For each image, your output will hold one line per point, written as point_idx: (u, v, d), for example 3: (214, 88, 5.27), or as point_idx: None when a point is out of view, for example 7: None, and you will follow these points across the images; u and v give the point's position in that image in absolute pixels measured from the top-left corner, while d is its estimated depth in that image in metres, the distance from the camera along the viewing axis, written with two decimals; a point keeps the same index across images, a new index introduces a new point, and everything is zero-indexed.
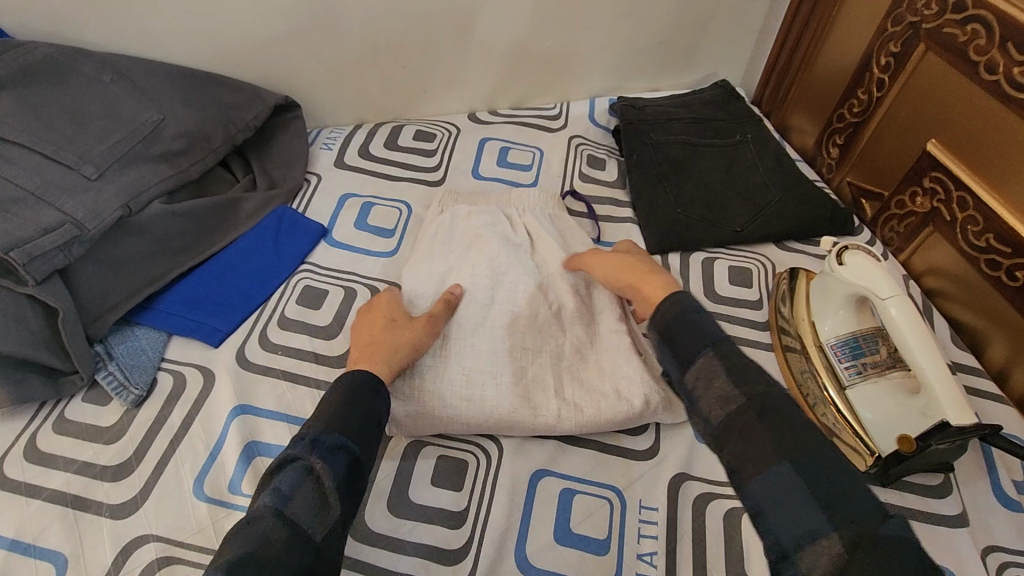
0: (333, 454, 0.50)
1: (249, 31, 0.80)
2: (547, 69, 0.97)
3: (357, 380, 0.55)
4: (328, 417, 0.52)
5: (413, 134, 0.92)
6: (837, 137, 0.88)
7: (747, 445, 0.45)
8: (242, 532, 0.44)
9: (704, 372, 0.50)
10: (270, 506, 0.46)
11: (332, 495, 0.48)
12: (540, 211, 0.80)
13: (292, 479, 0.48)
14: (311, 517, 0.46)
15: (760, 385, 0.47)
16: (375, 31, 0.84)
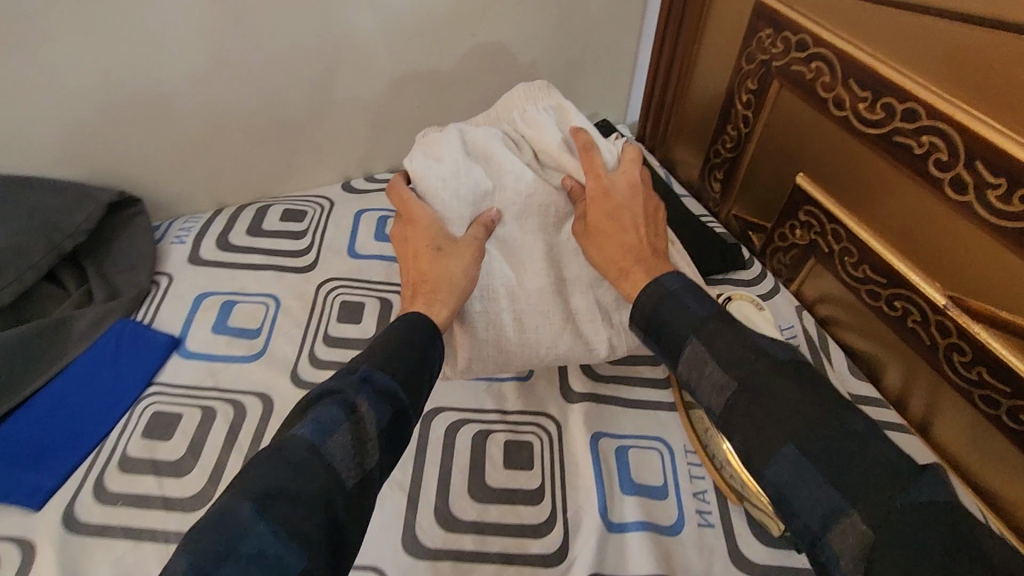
0: (378, 400, 0.48)
1: (65, 129, 0.72)
2: (422, 128, 0.92)
3: (407, 322, 0.55)
4: (377, 361, 0.50)
5: (279, 214, 0.85)
6: (717, 172, 0.88)
7: (753, 433, 0.44)
8: (269, 455, 0.42)
9: (696, 360, 0.49)
10: (305, 435, 0.43)
11: (372, 441, 0.46)
12: (535, 108, 0.70)
13: (333, 414, 0.45)
14: (349, 456, 0.44)
15: (745, 364, 0.46)
16: (213, 112, 0.77)
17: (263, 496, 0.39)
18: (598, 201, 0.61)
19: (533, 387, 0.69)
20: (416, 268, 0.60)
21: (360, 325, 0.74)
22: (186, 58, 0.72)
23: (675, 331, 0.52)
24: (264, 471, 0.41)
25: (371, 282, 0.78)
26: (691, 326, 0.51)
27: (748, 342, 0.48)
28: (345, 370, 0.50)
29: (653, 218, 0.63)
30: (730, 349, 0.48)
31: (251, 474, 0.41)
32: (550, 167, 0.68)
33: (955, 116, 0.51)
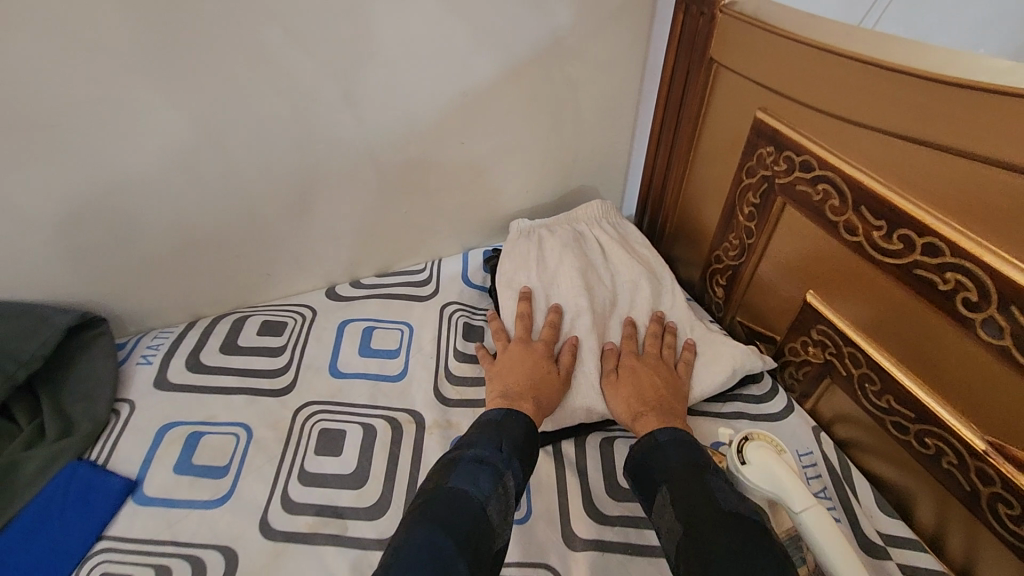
0: (514, 470, 0.57)
1: (27, 252, 0.67)
2: (410, 232, 0.89)
3: (520, 424, 0.61)
4: (512, 442, 0.59)
5: (257, 327, 0.79)
6: (719, 277, 0.84)
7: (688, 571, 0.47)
8: (455, 505, 0.50)
9: (660, 506, 0.55)
10: (474, 493, 0.52)
11: (512, 506, 0.55)
12: (604, 222, 0.89)
13: (489, 479, 0.54)
14: (504, 516, 0.53)
15: (690, 503, 0.51)
16: (189, 230, 0.73)
17: (451, 537, 0.48)
18: (624, 365, 0.71)
19: (532, 530, 0.62)
20: (512, 367, 0.70)
21: (341, 458, 0.67)
22: (162, 183, 0.68)
23: (652, 477, 0.57)
24: (453, 521, 0.49)
25: (354, 405, 0.72)
26: (663, 472, 0.56)
27: (710, 493, 0.52)
28: (489, 439, 0.58)
29: (671, 382, 0.70)
30: (682, 493, 0.53)
31: (440, 518, 0.49)
32: (611, 263, 0.83)
33: (983, 256, 0.48)
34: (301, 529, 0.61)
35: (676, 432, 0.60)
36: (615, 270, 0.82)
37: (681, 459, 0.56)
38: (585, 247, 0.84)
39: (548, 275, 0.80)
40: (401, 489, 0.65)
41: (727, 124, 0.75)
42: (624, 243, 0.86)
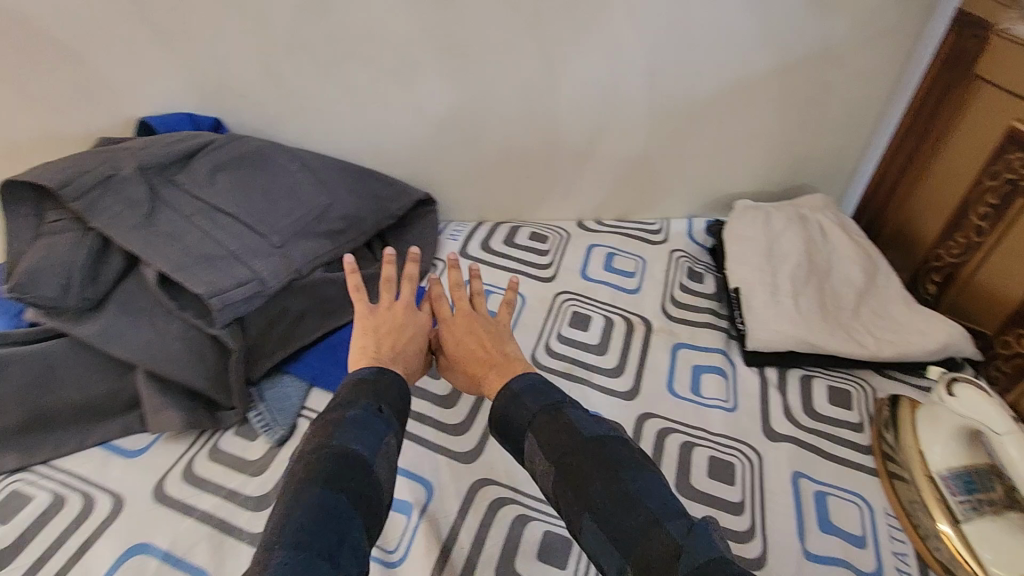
0: (387, 425, 0.57)
1: (408, 141, 0.94)
2: (652, 190, 1.06)
3: (393, 379, 0.61)
4: (372, 398, 0.58)
5: (527, 235, 1.02)
6: (934, 275, 0.92)
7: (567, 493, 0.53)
8: (344, 464, 0.52)
9: (529, 450, 0.58)
10: (361, 452, 0.53)
11: (392, 452, 0.56)
12: (828, 212, 1.00)
13: (371, 442, 0.54)
14: (389, 470, 0.55)
15: (563, 452, 0.55)
16: (508, 150, 0.97)
17: (335, 497, 0.49)
18: (465, 319, 0.70)
19: (738, 420, 0.77)
20: (401, 333, 0.67)
21: (586, 333, 0.87)
22: (508, 114, 0.93)
23: (513, 426, 0.59)
24: (341, 478, 0.50)
25: (597, 301, 0.92)
26: (527, 420, 0.59)
27: (570, 428, 0.56)
28: (368, 399, 0.58)
29: (497, 334, 0.69)
30: (556, 440, 0.56)
31: (340, 474, 0.50)
32: (830, 244, 0.95)
33: None
34: (559, 369, 0.82)
35: (536, 381, 0.62)
36: (834, 251, 0.94)
37: (539, 408, 0.59)
38: (809, 227, 0.97)
39: (772, 234, 0.94)
40: (634, 365, 0.83)
41: (976, 134, 0.84)
42: (845, 230, 0.97)
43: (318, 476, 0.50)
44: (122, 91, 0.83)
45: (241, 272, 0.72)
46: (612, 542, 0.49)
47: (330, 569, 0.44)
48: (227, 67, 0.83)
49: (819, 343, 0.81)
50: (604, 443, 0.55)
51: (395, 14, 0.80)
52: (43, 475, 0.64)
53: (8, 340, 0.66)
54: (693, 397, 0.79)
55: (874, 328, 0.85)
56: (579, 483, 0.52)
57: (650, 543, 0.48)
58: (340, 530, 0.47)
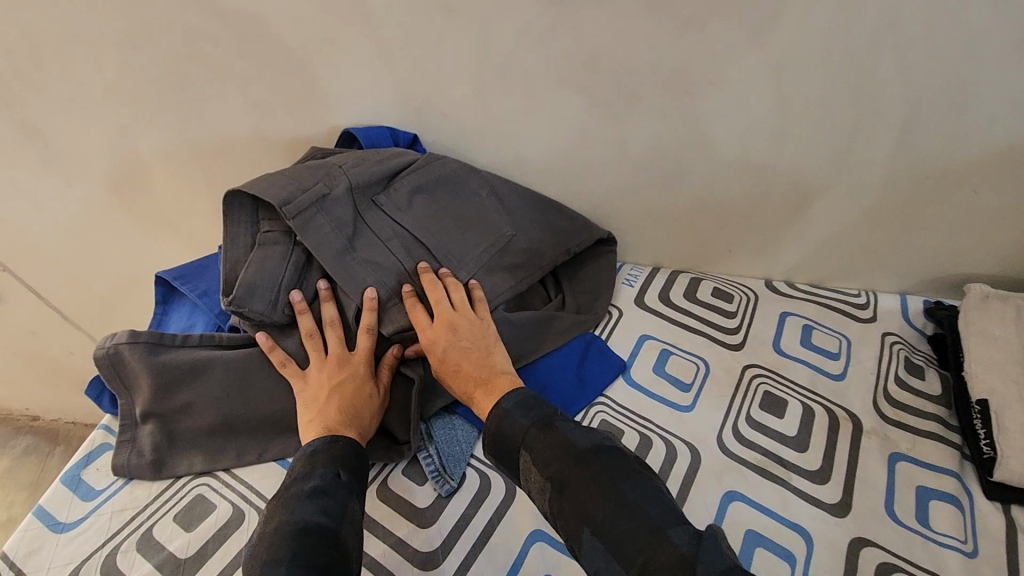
0: (343, 489, 0.55)
1: (598, 175, 0.88)
2: (864, 257, 0.92)
3: (348, 446, 0.59)
4: (324, 461, 0.57)
5: (710, 290, 0.93)
6: None
7: (573, 499, 0.52)
8: (316, 533, 0.50)
9: (525, 467, 0.58)
10: (324, 521, 0.51)
11: (355, 528, 0.53)
12: None
13: (307, 506, 0.52)
14: (356, 537, 0.53)
15: (554, 461, 0.55)
16: (705, 196, 0.88)
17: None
18: (347, 365, 0.66)
19: (980, 569, 0.62)
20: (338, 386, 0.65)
21: (782, 421, 0.75)
22: (715, 158, 0.84)
23: (509, 442, 0.59)
24: (311, 552, 0.48)
25: (795, 383, 0.80)
26: (519, 436, 0.59)
27: (565, 438, 0.56)
28: (322, 464, 0.56)
29: (487, 343, 0.69)
30: (550, 451, 0.56)
31: (302, 541, 0.49)
32: None
33: None
34: (750, 460, 0.71)
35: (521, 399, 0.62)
36: None
37: (529, 421, 0.59)
38: None
39: None
40: (841, 470, 0.70)
41: None
42: None
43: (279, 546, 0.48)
44: (334, 100, 0.84)
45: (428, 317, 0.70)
46: (616, 559, 0.48)
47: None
48: (437, 86, 0.81)
49: None
50: (601, 452, 0.55)
51: (618, 44, 0.74)
52: (225, 484, 0.64)
53: (214, 341, 0.67)
54: (920, 529, 0.65)
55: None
56: (585, 493, 0.52)
57: (653, 549, 0.47)
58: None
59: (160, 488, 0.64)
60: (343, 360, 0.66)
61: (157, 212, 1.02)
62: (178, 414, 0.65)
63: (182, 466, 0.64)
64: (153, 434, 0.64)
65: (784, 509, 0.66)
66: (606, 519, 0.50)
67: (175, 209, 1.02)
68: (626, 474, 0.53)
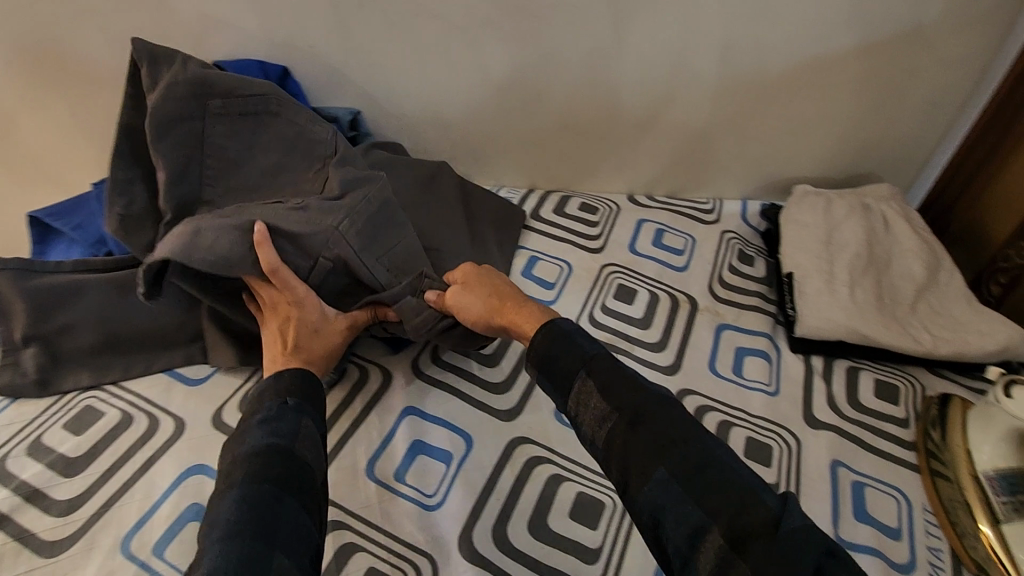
0: (291, 412, 0.59)
1: (466, 100, 0.95)
2: (711, 167, 1.04)
3: (294, 375, 0.63)
4: (280, 393, 0.61)
5: (577, 204, 1.02)
6: (1001, 276, 0.88)
7: (645, 446, 0.52)
8: (276, 461, 0.55)
9: (584, 395, 0.57)
10: (280, 443, 0.56)
11: (311, 441, 0.59)
12: (894, 203, 0.96)
13: (260, 435, 0.56)
14: (316, 452, 0.58)
15: (624, 397, 0.55)
16: (565, 115, 0.97)
17: (266, 499, 0.52)
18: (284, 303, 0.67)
19: (779, 404, 0.76)
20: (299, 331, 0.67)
21: (630, 306, 0.87)
22: (568, 78, 0.92)
23: (559, 369, 0.60)
24: (273, 478, 0.53)
25: (644, 276, 0.91)
26: (579, 364, 0.59)
27: (630, 376, 0.57)
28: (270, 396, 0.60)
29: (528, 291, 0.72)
30: (616, 389, 0.56)
31: (262, 473, 0.53)
32: (894, 233, 0.92)
33: None
34: (600, 339, 0.82)
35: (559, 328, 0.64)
36: (896, 241, 0.91)
37: (593, 352, 0.60)
38: (871, 216, 0.94)
39: (831, 222, 0.92)
40: (676, 341, 0.83)
41: None
42: (912, 224, 0.93)
43: (241, 474, 0.54)
44: (199, 35, 0.86)
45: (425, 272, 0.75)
46: (696, 504, 0.48)
47: (264, 543, 0.49)
48: (299, 17, 0.85)
49: (871, 335, 0.79)
50: (661, 404, 0.54)
51: None
52: (113, 394, 0.69)
53: (89, 267, 0.71)
54: (734, 378, 0.79)
55: (933, 325, 0.82)
56: (662, 433, 0.52)
57: (749, 510, 0.47)
58: (272, 518, 0.50)
59: (47, 404, 0.67)
60: (282, 300, 0.68)
61: (32, 163, 1.01)
62: (60, 336, 0.68)
63: (68, 381, 0.68)
64: (36, 355, 0.68)
65: None
66: (689, 472, 0.50)
67: (49, 159, 1.00)
68: (693, 433, 0.52)
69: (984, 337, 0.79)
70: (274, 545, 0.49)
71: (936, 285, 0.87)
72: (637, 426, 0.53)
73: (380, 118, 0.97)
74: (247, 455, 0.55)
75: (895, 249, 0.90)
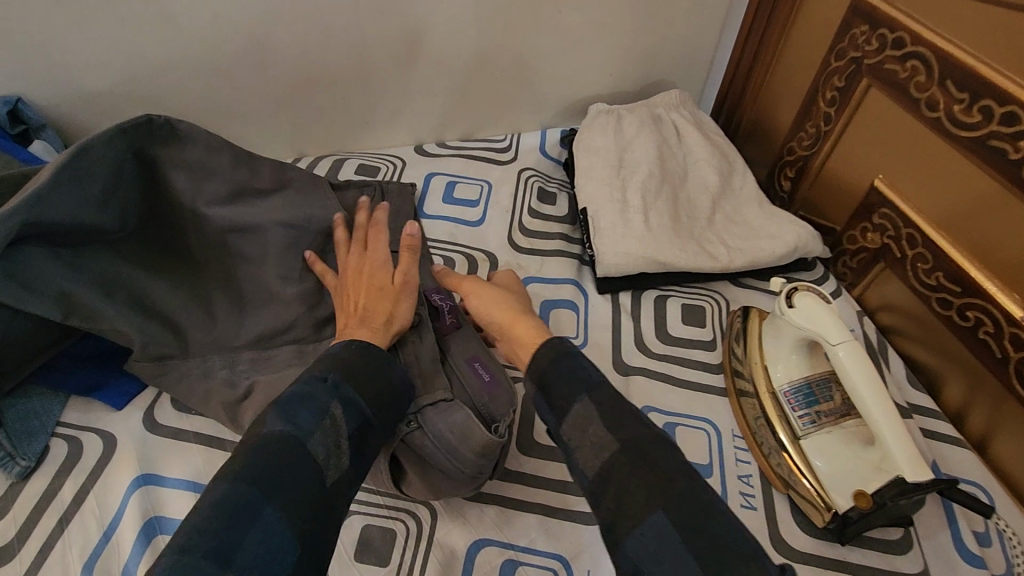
0: (350, 404, 0.49)
1: (171, 62, 0.75)
2: (497, 99, 0.91)
3: (360, 349, 0.54)
4: (342, 373, 0.51)
5: (354, 168, 0.88)
6: (788, 169, 0.86)
7: (632, 491, 0.44)
8: (288, 458, 0.43)
9: (580, 419, 0.49)
10: (291, 432, 0.44)
11: (345, 443, 0.47)
12: (683, 110, 0.91)
13: (312, 416, 0.46)
14: (334, 456, 0.46)
15: (635, 439, 0.46)
16: (307, 63, 0.79)
17: (241, 507, 0.40)
18: (370, 271, 0.63)
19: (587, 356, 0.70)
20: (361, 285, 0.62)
21: None
22: (293, 15, 0.74)
23: (558, 401, 0.51)
24: (269, 486, 0.41)
25: (436, 240, 0.80)
26: (583, 386, 0.51)
27: (638, 416, 0.48)
28: (345, 383, 0.50)
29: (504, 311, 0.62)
30: (623, 420, 0.48)
31: (261, 474, 0.42)
32: (686, 143, 0.88)
33: None
34: None
35: (553, 348, 0.55)
36: (689, 151, 0.87)
37: (587, 385, 0.51)
38: (662, 128, 0.88)
39: (623, 142, 0.85)
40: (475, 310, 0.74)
41: (825, 8, 0.76)
42: (701, 131, 0.89)
43: (240, 467, 0.42)
44: None
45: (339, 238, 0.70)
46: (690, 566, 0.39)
47: (220, 570, 0.37)
48: None
49: (669, 260, 0.74)
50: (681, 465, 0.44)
51: None
52: None
53: None
54: None
55: (729, 236, 0.79)
56: (694, 508, 0.42)
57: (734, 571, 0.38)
58: (241, 531, 0.39)
59: None
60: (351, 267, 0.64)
61: None
62: None
63: None
64: None
65: None
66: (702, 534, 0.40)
67: None
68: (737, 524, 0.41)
69: (777, 238, 0.76)
70: (231, 572, 0.38)
71: (728, 192, 0.84)
72: (637, 463, 0.45)
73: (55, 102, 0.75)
74: (259, 442, 0.44)
75: (689, 160, 0.86)
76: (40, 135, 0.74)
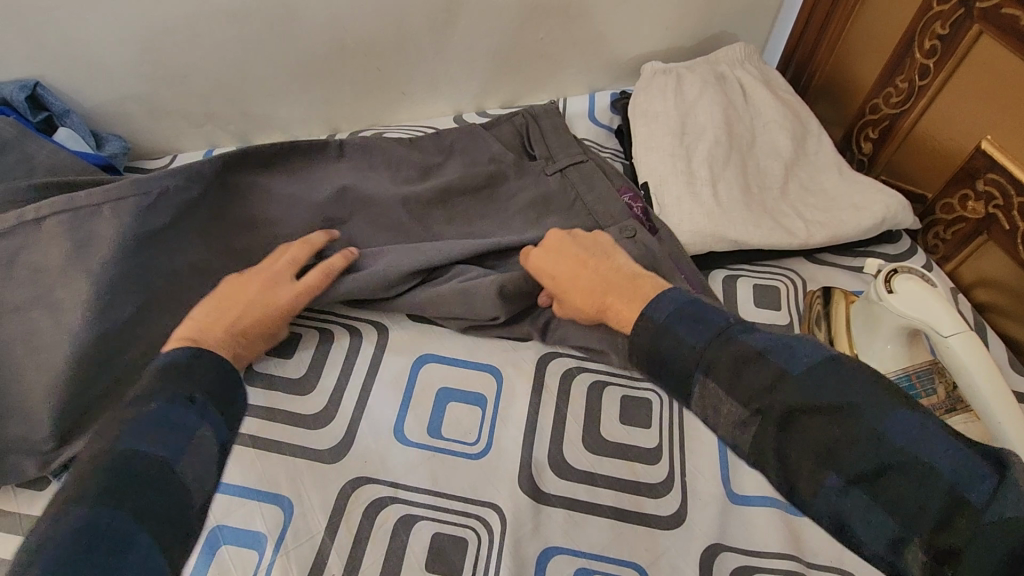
0: (213, 421, 0.45)
1: (193, 38, 0.70)
2: (542, 62, 0.84)
3: (213, 363, 0.48)
4: (205, 388, 0.46)
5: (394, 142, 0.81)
6: (870, 130, 0.77)
7: (795, 448, 0.40)
8: (144, 484, 0.40)
9: (710, 396, 0.44)
10: (150, 457, 0.41)
11: (211, 465, 0.44)
12: (748, 66, 0.83)
13: (174, 439, 0.42)
14: (199, 480, 0.42)
15: (771, 399, 0.41)
16: (338, 32, 0.73)
17: (112, 539, 0.37)
18: (258, 291, 0.58)
19: None
20: (246, 294, 0.57)
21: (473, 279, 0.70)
22: None
23: (675, 366, 0.46)
24: (142, 516, 0.38)
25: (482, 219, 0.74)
26: (695, 358, 0.45)
27: (765, 356, 0.43)
28: (201, 397, 0.46)
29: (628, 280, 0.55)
30: (746, 378, 0.43)
31: (123, 501, 0.38)
32: (752, 103, 0.79)
33: None
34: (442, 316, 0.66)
35: (681, 304, 0.49)
36: (756, 112, 0.79)
37: (705, 342, 0.45)
38: (727, 87, 0.80)
39: (684, 105, 0.77)
40: None
41: None
42: (769, 89, 0.81)
43: (94, 488, 0.39)
44: None
45: (486, 180, 0.72)
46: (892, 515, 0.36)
47: None
48: None
49: (741, 238, 0.68)
50: (824, 373, 0.40)
51: None
52: None
53: None
54: None
55: (805, 208, 0.72)
56: (823, 429, 0.39)
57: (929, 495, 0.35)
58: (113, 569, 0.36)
59: None
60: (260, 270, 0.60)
61: None
62: None
63: None
64: None
65: (473, 355, 0.63)
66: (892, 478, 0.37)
67: None
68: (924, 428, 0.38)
69: (861, 210, 0.69)
70: None
71: (801, 157, 0.76)
72: (785, 429, 0.40)
73: (78, 90, 0.71)
74: (112, 465, 0.40)
75: (757, 122, 0.78)
76: (65, 121, 0.71)
